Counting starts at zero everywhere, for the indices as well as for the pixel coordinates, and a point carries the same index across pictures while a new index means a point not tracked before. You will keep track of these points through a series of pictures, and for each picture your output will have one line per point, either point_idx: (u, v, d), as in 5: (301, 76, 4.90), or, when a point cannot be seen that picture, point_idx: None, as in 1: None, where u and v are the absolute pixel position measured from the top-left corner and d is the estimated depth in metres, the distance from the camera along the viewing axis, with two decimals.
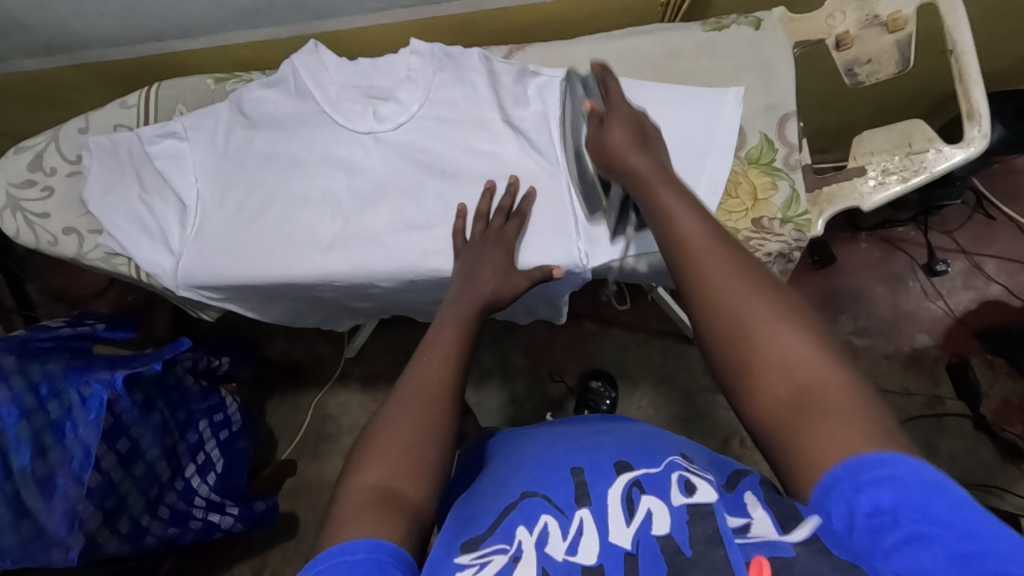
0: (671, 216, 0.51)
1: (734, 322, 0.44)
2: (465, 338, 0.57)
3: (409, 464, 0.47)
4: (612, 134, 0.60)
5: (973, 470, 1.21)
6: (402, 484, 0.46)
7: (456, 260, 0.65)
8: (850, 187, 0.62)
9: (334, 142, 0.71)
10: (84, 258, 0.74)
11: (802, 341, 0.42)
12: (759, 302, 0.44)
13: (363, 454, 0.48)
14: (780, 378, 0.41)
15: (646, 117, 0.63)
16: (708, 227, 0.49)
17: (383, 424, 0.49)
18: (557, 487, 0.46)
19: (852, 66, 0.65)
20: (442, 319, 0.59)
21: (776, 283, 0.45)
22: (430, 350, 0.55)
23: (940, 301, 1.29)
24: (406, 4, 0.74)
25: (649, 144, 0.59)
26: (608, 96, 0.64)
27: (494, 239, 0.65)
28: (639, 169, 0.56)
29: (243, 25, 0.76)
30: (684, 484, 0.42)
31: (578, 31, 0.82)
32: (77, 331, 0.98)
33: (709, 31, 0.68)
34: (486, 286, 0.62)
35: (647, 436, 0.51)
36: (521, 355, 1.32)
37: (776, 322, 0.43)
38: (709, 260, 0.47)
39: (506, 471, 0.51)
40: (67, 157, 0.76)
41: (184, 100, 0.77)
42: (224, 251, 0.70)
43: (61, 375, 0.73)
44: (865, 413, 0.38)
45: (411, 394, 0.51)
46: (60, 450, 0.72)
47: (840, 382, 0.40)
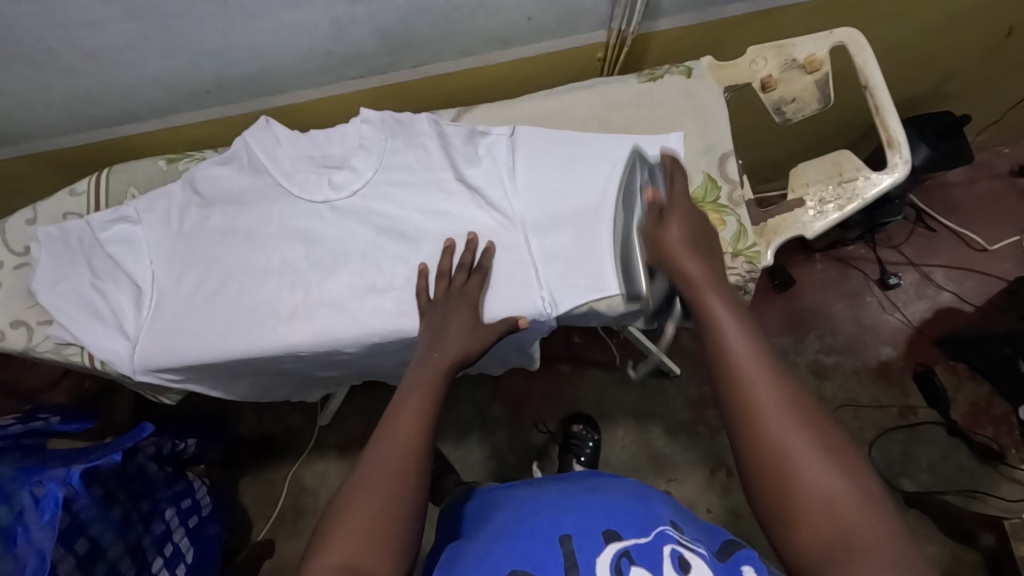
0: (721, 334, 0.51)
1: (767, 455, 0.45)
2: (432, 402, 0.56)
3: (376, 540, 0.45)
4: (671, 231, 0.59)
5: (953, 476, 1.24)
6: (368, 562, 0.44)
7: (422, 320, 0.65)
8: (792, 217, 0.64)
9: (290, 214, 0.71)
10: (34, 351, 0.71)
11: (795, 422, 0.46)
12: (799, 440, 0.45)
13: (327, 534, 0.46)
14: (819, 510, 0.43)
15: (704, 218, 0.62)
16: (753, 343, 0.50)
17: (350, 496, 0.48)
18: (548, 562, 0.45)
19: (780, 106, 0.69)
20: (410, 382, 0.58)
21: (826, 427, 0.46)
22: (397, 415, 0.54)
23: (898, 312, 1.34)
24: (356, 75, 0.77)
25: (702, 248, 0.59)
26: (671, 188, 0.63)
27: (456, 295, 0.65)
28: (690, 271, 0.56)
29: (194, 106, 0.77)
30: (676, 561, 0.44)
31: (523, 88, 0.86)
32: (29, 428, 0.94)
33: (644, 82, 0.72)
34: (452, 344, 0.61)
35: (637, 502, 0.52)
36: (499, 406, 1.31)
37: (810, 456, 0.44)
38: (760, 392, 0.47)
39: (488, 539, 0.52)
40: (15, 250, 0.75)
41: (136, 183, 0.76)
42: (185, 332, 0.69)
43: (12, 478, 0.70)
44: (893, 553, 0.40)
45: (378, 465, 0.50)
46: (10, 559, 0.67)
47: (876, 528, 0.42)
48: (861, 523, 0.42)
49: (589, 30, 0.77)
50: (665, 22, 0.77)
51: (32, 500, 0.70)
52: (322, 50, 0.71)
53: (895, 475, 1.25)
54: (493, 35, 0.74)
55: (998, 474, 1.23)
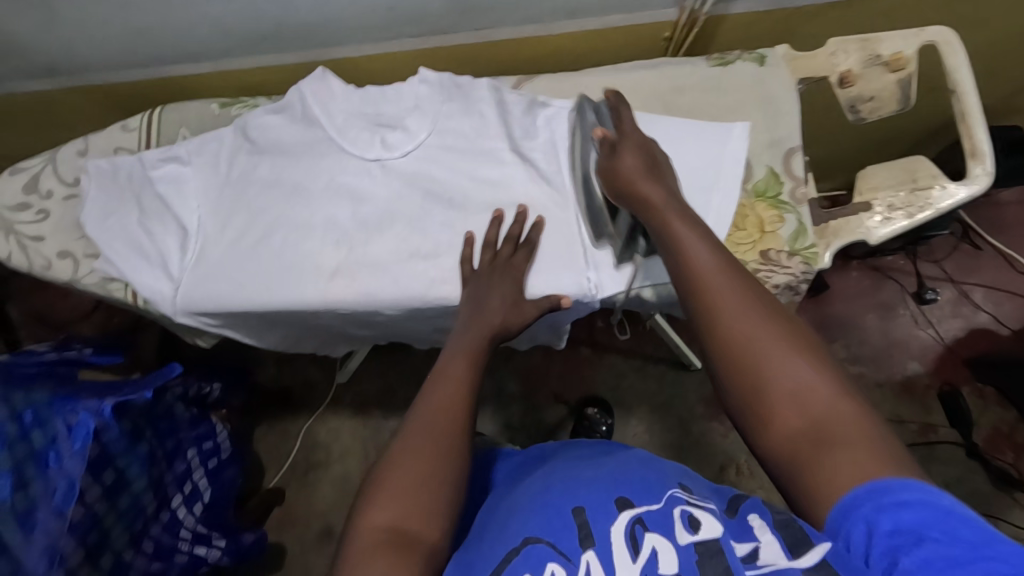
0: (685, 251, 0.51)
1: (741, 358, 0.45)
2: (475, 371, 0.56)
3: (421, 501, 0.46)
4: (625, 161, 0.58)
5: (966, 498, 1.22)
6: (415, 523, 0.45)
7: (464, 289, 0.65)
8: (856, 221, 0.62)
9: (340, 169, 0.71)
10: (78, 283, 0.72)
11: (766, 325, 0.45)
12: (773, 342, 0.44)
13: (372, 492, 0.46)
14: (795, 412, 0.42)
15: (655, 145, 0.61)
16: (720, 259, 0.49)
17: (394, 456, 0.48)
18: (562, 531, 0.44)
19: (855, 104, 0.66)
20: (453, 348, 0.58)
21: (789, 320, 0.46)
22: (441, 379, 0.54)
23: (930, 328, 1.32)
24: (415, 33, 0.75)
25: (659, 172, 0.59)
26: (620, 126, 0.63)
27: (502, 268, 0.64)
28: (649, 196, 0.56)
29: (250, 51, 0.76)
30: (687, 519, 0.43)
31: (582, 64, 0.83)
32: (62, 358, 0.97)
33: (714, 67, 0.69)
34: (495, 319, 0.61)
35: (644, 465, 0.49)
36: (516, 381, 1.31)
37: (786, 361, 0.43)
38: (729, 303, 0.46)
39: (500, 511, 0.50)
40: (64, 180, 0.75)
41: (187, 124, 0.75)
42: (228, 278, 0.69)
43: (47, 404, 0.71)
44: (872, 438, 0.40)
45: (423, 427, 0.50)
46: (42, 482, 0.69)
47: (853, 416, 0.41)
48: (839, 415, 0.41)
49: (660, 9, 0.74)
50: (741, 6, 0.74)
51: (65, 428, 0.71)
52: (386, 5, 0.69)
53: None
54: (561, 5, 0.71)
55: (1013, 501, 1.21)
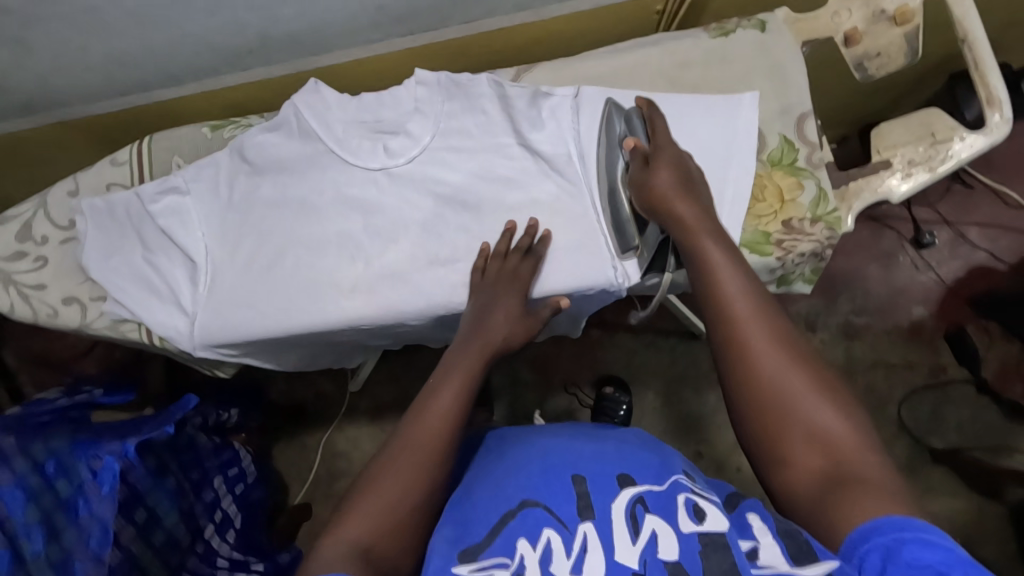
0: (719, 279, 0.53)
1: (769, 396, 0.48)
2: (469, 392, 0.57)
3: (392, 523, 0.47)
4: (659, 176, 0.59)
5: (980, 433, 1.25)
6: (383, 544, 0.46)
7: (469, 294, 0.65)
8: (876, 179, 0.62)
9: (346, 181, 0.69)
10: (89, 328, 0.70)
11: (793, 365, 0.48)
12: (800, 382, 0.48)
13: (353, 503, 0.48)
14: (812, 452, 0.46)
15: (688, 158, 0.62)
16: (751, 291, 0.52)
17: (378, 471, 0.50)
18: (559, 498, 0.46)
19: (862, 61, 0.65)
20: (451, 366, 0.59)
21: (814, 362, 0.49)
22: (435, 395, 0.55)
23: (931, 272, 1.33)
24: (405, 32, 0.73)
25: (692, 189, 0.60)
26: (654, 136, 0.63)
27: (504, 279, 0.63)
28: (683, 218, 0.57)
29: (235, 68, 0.73)
30: (691, 509, 0.44)
31: (573, 46, 0.81)
32: (73, 402, 0.95)
33: (716, 37, 0.68)
34: (498, 335, 0.62)
35: (652, 450, 0.52)
36: (529, 370, 1.31)
37: (810, 402, 0.47)
38: (758, 344, 0.49)
39: (499, 466, 0.53)
40: (58, 223, 0.72)
41: (180, 151, 0.73)
42: (244, 306, 0.67)
43: (68, 452, 0.71)
44: (882, 480, 0.43)
45: (411, 444, 0.51)
46: (74, 529, 0.67)
47: (863, 461, 0.45)
48: (852, 456, 0.45)
49: None
50: None
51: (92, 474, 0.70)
52: (374, 5, 0.67)
53: (924, 434, 1.26)
54: None
55: None
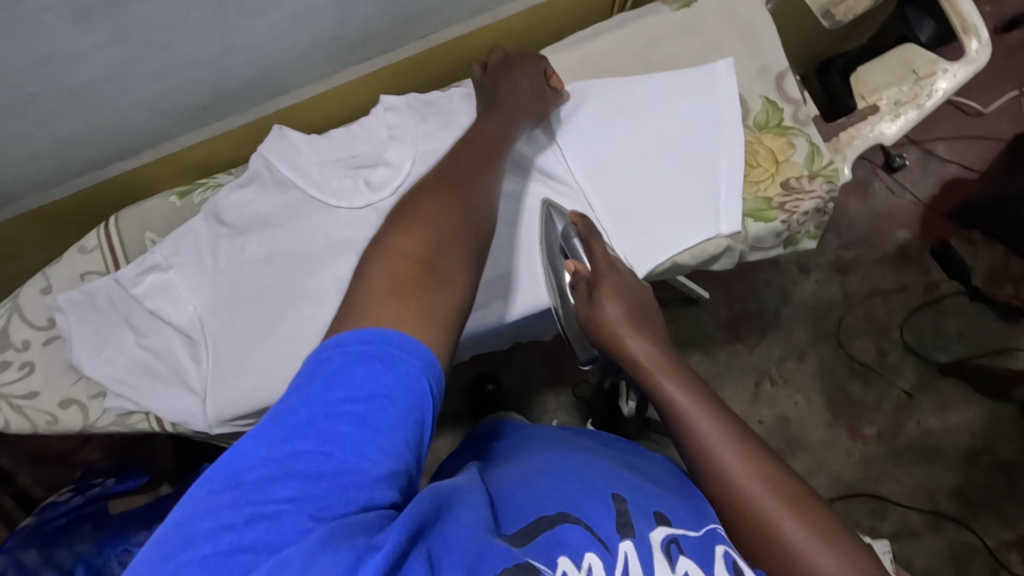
0: (689, 421, 0.49)
1: (769, 550, 0.44)
2: (498, 167, 0.55)
3: (448, 247, 0.45)
4: (609, 313, 0.54)
5: (983, 340, 1.27)
6: (441, 265, 0.43)
7: (481, 80, 0.64)
8: (866, 126, 0.62)
9: (333, 225, 0.66)
10: (95, 427, 0.67)
11: (789, 511, 0.45)
12: (801, 537, 0.44)
13: (401, 228, 0.45)
14: None
15: (633, 278, 0.58)
16: (727, 428, 0.49)
17: (422, 205, 0.47)
18: (598, 513, 0.42)
19: (829, 8, 0.65)
20: (473, 135, 0.57)
21: (815, 510, 0.45)
22: (465, 158, 0.54)
23: (907, 193, 1.34)
24: (361, 57, 0.71)
25: (645, 320, 0.55)
26: (593, 258, 0.58)
27: (517, 61, 0.64)
28: (640, 355, 0.53)
29: (190, 126, 0.70)
30: (732, 563, 0.42)
31: (530, 40, 0.79)
32: (88, 496, 0.90)
33: (678, 9, 0.68)
34: (512, 110, 0.60)
35: (682, 487, 0.50)
36: (541, 367, 1.25)
37: (818, 553, 0.43)
38: (748, 488, 0.46)
39: (528, 476, 0.48)
40: (37, 324, 0.68)
41: (151, 225, 0.69)
42: (252, 374, 0.64)
43: (95, 552, 0.85)
44: None
45: (452, 188, 0.49)
46: None
47: None
48: None
49: None
50: None
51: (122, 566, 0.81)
52: (327, 36, 0.64)
53: (930, 351, 1.27)
54: None
55: None
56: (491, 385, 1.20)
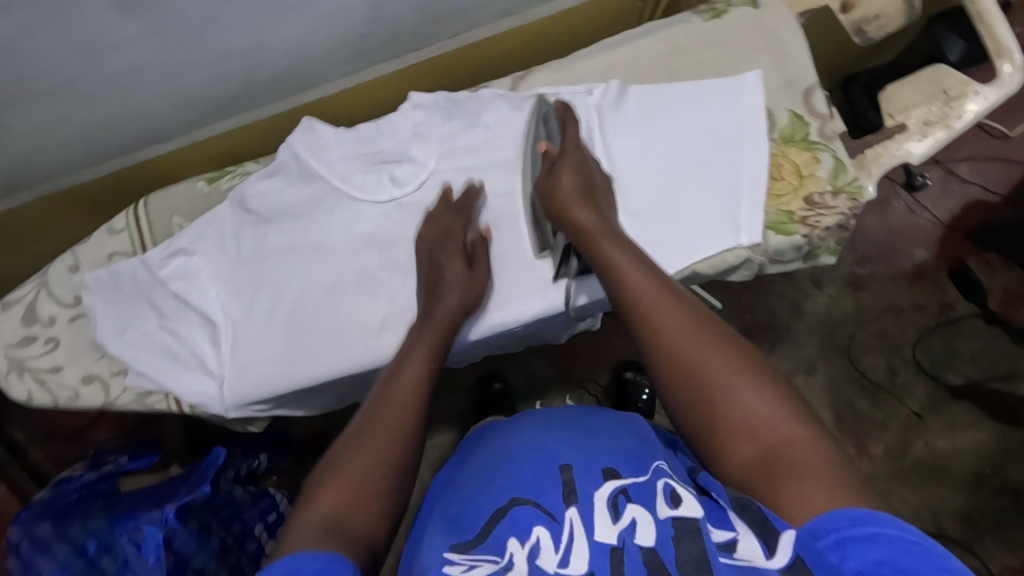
0: (623, 278, 0.52)
1: (697, 386, 0.45)
2: (428, 374, 0.53)
3: (367, 490, 0.44)
4: (562, 182, 0.60)
5: (996, 363, 1.26)
6: (356, 514, 0.42)
7: (420, 243, 0.63)
8: (893, 144, 0.62)
9: (356, 218, 0.67)
10: (115, 405, 0.68)
11: (713, 349, 0.46)
12: (726, 368, 0.45)
13: (317, 487, 0.44)
14: (746, 441, 0.43)
15: (595, 165, 0.62)
16: (659, 283, 0.51)
17: (343, 453, 0.46)
18: (548, 490, 0.45)
19: (861, 26, 0.66)
20: (409, 348, 0.56)
21: (738, 347, 0.47)
22: (396, 379, 0.52)
23: (927, 212, 1.33)
24: (391, 55, 0.71)
25: (594, 197, 0.59)
26: (564, 139, 0.63)
27: (440, 217, 0.64)
28: (586, 224, 0.57)
29: (220, 116, 0.71)
30: (668, 495, 0.42)
31: (559, 43, 0.79)
32: (101, 474, 0.92)
33: (709, 20, 0.68)
34: (449, 305, 0.59)
35: (636, 441, 0.51)
36: (548, 367, 1.25)
37: (735, 384, 0.44)
38: (668, 330, 0.48)
39: (490, 464, 0.52)
40: (64, 301, 0.69)
41: (179, 210, 0.70)
42: (270, 361, 0.65)
43: (105, 531, 0.79)
44: (824, 467, 0.40)
45: (374, 419, 0.48)
46: None
47: (801, 440, 0.42)
48: (788, 439, 0.42)
49: None
50: None
51: (134, 546, 0.77)
52: (358, 33, 0.65)
53: (940, 371, 1.26)
54: None
55: None
56: (498, 383, 1.21)
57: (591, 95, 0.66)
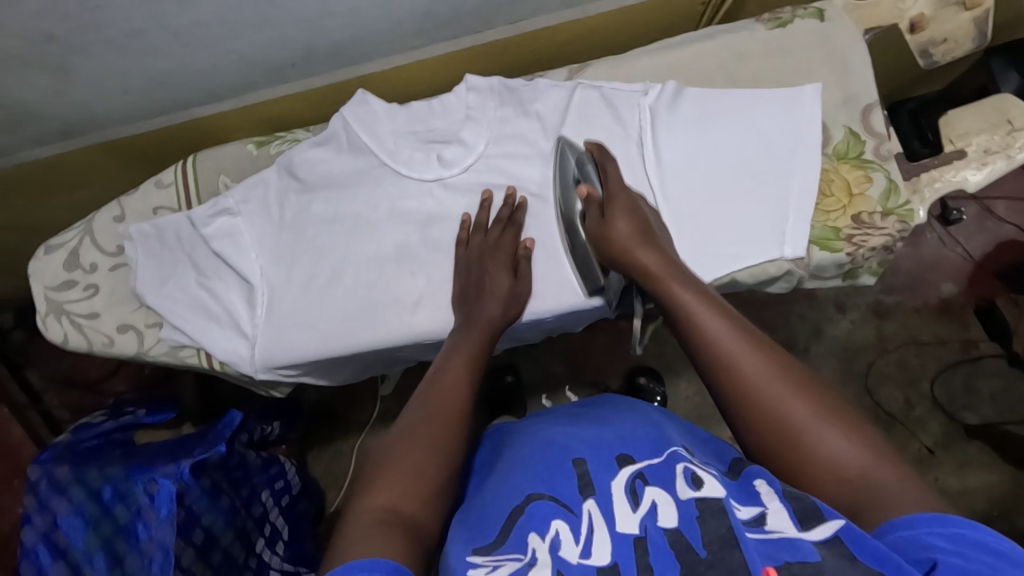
0: (697, 323, 0.50)
1: (782, 436, 0.44)
2: (474, 373, 0.55)
3: (419, 484, 0.44)
4: (618, 228, 0.59)
5: (1016, 407, 1.24)
6: (410, 506, 0.43)
7: (462, 254, 0.64)
8: (950, 170, 0.62)
9: (401, 194, 0.67)
10: (148, 355, 0.69)
11: (796, 397, 0.45)
12: (804, 411, 0.44)
13: (371, 480, 0.45)
14: (838, 484, 0.41)
15: (641, 201, 0.62)
16: (733, 330, 0.49)
17: (395, 448, 0.47)
18: (564, 484, 0.45)
19: (928, 48, 0.66)
20: (450, 350, 0.57)
21: (809, 383, 0.46)
22: (440, 375, 0.54)
23: (959, 247, 1.30)
24: (449, 36, 0.72)
25: (652, 236, 0.59)
26: (605, 182, 0.62)
27: (489, 245, 0.63)
28: (648, 265, 0.56)
29: (275, 81, 0.72)
30: (690, 478, 0.42)
31: (613, 41, 0.79)
32: (120, 423, 0.92)
33: (771, 29, 0.67)
34: (490, 313, 0.60)
35: (648, 426, 0.50)
36: (562, 364, 1.25)
37: (822, 432, 0.43)
38: (750, 379, 0.46)
39: (502, 470, 0.50)
40: (107, 250, 0.71)
41: (226, 170, 0.71)
42: (303, 327, 0.66)
43: (124, 478, 0.77)
44: (916, 493, 0.39)
45: (423, 415, 0.49)
46: (137, 554, 0.74)
47: (890, 476, 0.41)
48: (877, 475, 0.41)
49: None
50: None
51: (147, 497, 0.75)
52: (421, 11, 0.65)
53: (957, 408, 1.24)
54: None
55: None
56: (510, 376, 1.21)
57: (646, 95, 0.66)
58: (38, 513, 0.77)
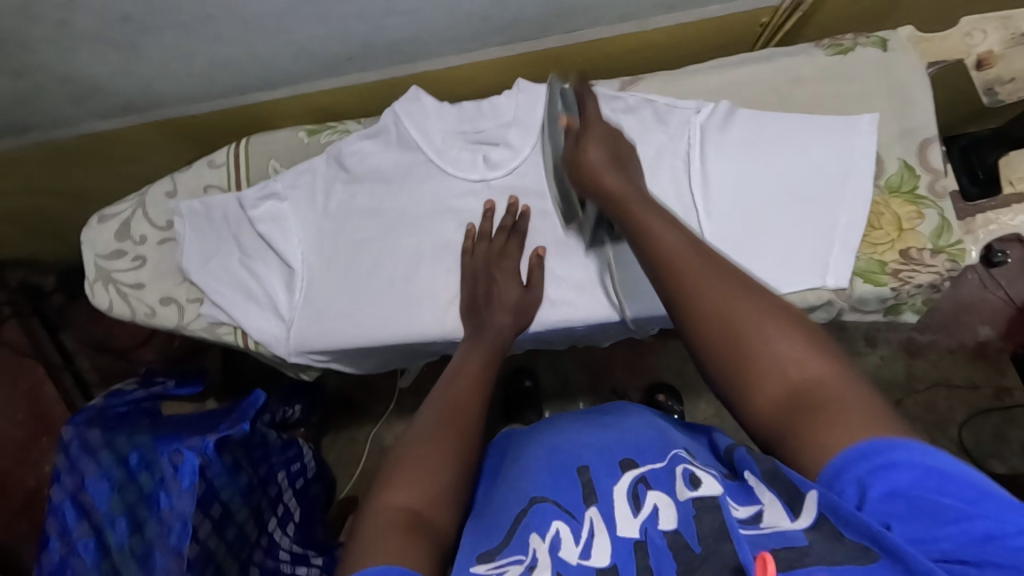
0: (651, 233, 0.49)
1: (728, 330, 0.42)
2: (488, 375, 0.56)
3: (437, 484, 0.45)
4: (591, 155, 0.57)
5: None
6: (427, 507, 0.43)
7: (472, 260, 0.65)
8: (1008, 213, 0.61)
9: (446, 191, 0.68)
10: (186, 329, 0.71)
11: (741, 298, 0.43)
12: (751, 312, 0.42)
13: (387, 479, 0.45)
14: (778, 382, 0.39)
15: (618, 134, 0.61)
16: (686, 240, 0.48)
17: (411, 448, 0.47)
18: (565, 490, 0.45)
19: (993, 86, 0.67)
20: (463, 355, 0.58)
21: (765, 293, 0.44)
22: (455, 377, 0.55)
23: (1000, 290, 1.26)
24: (504, 41, 0.72)
25: (627, 167, 0.58)
26: (584, 111, 0.62)
27: (497, 253, 0.64)
28: (615, 188, 0.55)
29: (330, 73, 0.73)
30: (688, 478, 0.41)
31: (665, 55, 0.79)
32: (150, 392, 0.94)
33: (831, 56, 0.67)
34: (503, 321, 0.61)
35: (655, 431, 0.50)
36: (582, 374, 1.25)
37: (770, 332, 0.41)
38: (697, 286, 0.45)
39: (509, 475, 0.51)
40: (156, 224, 0.73)
41: (277, 154, 0.73)
42: (336, 316, 0.67)
43: (151, 446, 0.78)
44: (869, 407, 0.37)
45: (437, 417, 0.50)
46: (157, 522, 0.76)
47: (833, 378, 0.38)
48: (824, 379, 0.38)
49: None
50: None
51: (172, 467, 0.76)
52: (478, 15, 0.66)
53: (985, 456, 1.20)
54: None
55: None
56: (529, 381, 1.21)
57: (698, 113, 0.66)
58: (68, 473, 0.80)
